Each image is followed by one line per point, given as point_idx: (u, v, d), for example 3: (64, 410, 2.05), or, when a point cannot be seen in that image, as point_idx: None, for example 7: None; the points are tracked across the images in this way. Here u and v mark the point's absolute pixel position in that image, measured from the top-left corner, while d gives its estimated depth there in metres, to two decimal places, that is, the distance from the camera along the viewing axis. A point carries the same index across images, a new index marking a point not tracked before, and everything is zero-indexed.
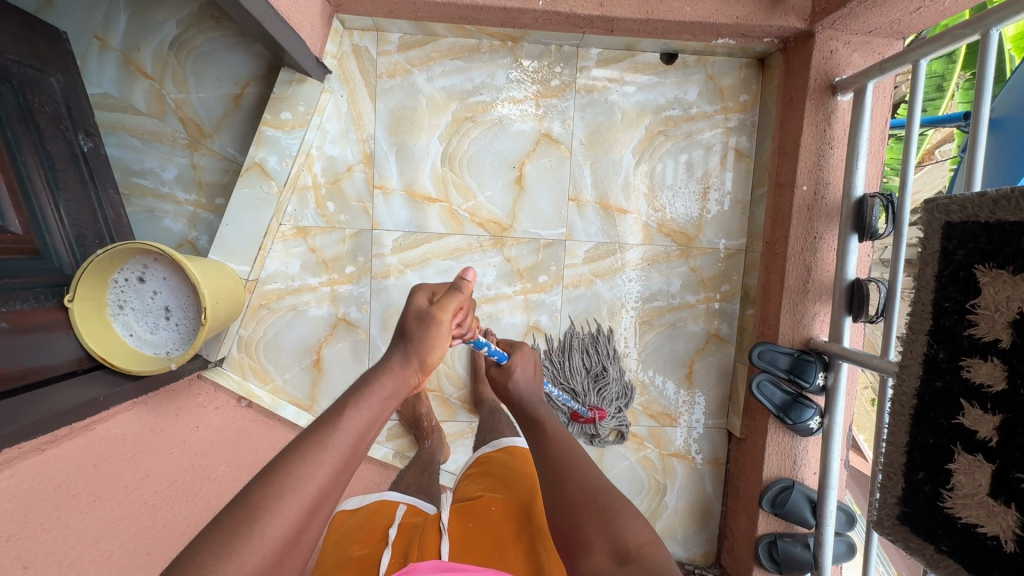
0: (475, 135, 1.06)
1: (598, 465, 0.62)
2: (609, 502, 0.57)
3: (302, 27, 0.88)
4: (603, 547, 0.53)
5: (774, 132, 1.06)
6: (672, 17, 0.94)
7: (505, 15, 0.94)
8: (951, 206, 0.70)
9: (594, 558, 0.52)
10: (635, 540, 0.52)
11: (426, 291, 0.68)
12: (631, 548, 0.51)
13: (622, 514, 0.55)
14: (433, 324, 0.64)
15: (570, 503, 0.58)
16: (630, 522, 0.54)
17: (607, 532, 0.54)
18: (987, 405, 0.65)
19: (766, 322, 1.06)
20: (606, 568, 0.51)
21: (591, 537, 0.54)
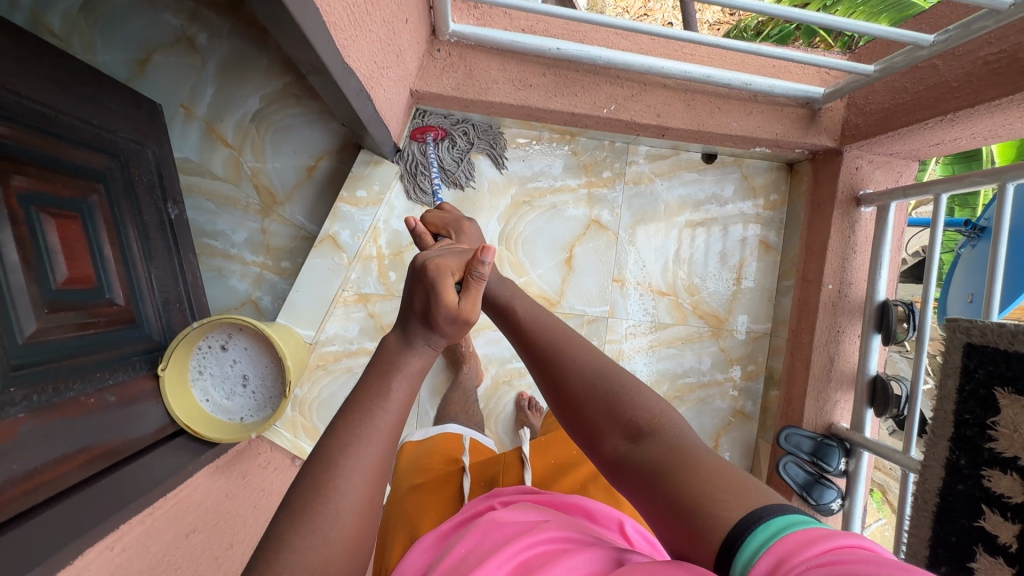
0: (531, 218, 1.14)
1: (586, 341, 0.62)
2: (606, 380, 0.58)
3: (391, 121, 0.96)
4: (616, 428, 0.55)
5: (801, 231, 1.17)
6: (720, 130, 1.05)
7: (571, 118, 1.05)
8: (972, 330, 0.80)
9: (611, 444, 0.55)
10: (644, 414, 0.54)
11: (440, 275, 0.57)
12: (642, 426, 0.54)
13: (623, 386, 0.57)
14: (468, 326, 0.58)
15: (570, 387, 0.60)
16: (635, 397, 0.56)
17: (615, 416, 0.55)
18: (1008, 513, 0.74)
19: (790, 405, 1.15)
20: (625, 450, 0.54)
21: (603, 421, 0.56)
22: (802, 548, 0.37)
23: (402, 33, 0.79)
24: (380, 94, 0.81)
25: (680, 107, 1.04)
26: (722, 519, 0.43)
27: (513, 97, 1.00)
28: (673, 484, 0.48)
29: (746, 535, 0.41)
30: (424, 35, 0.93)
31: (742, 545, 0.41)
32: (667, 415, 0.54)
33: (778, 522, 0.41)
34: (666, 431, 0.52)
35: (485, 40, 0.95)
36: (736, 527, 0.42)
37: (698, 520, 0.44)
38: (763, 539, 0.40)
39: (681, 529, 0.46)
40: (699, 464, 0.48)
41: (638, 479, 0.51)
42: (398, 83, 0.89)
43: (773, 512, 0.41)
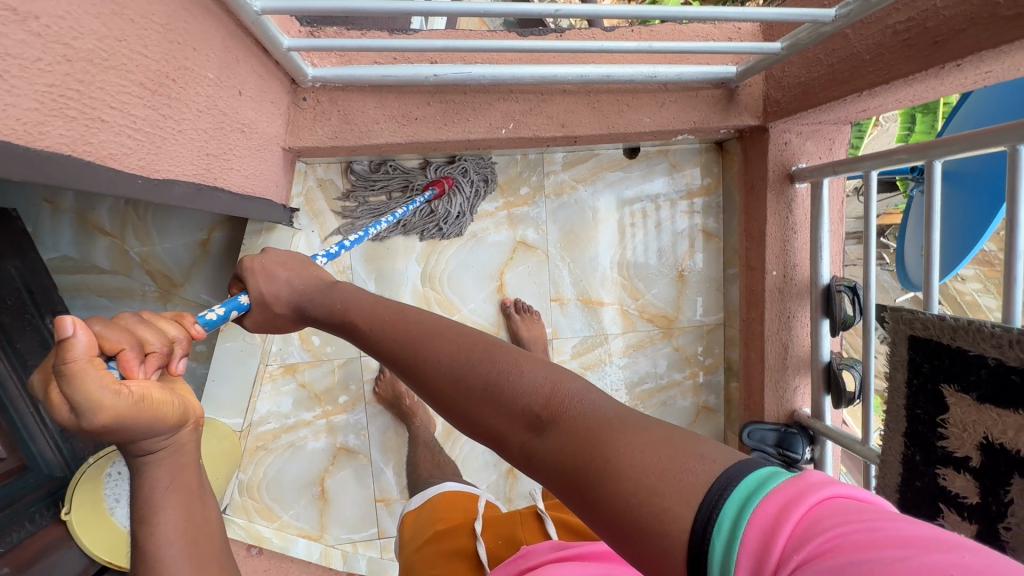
0: (452, 251, 1.07)
1: (442, 332, 0.50)
2: (486, 372, 0.44)
3: (268, 189, 0.87)
4: (514, 425, 0.41)
5: (739, 215, 1.10)
6: (633, 129, 0.96)
7: (469, 144, 0.95)
8: (915, 322, 0.75)
9: (511, 444, 0.41)
10: (539, 399, 0.41)
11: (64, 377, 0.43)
12: (542, 415, 0.40)
13: (507, 371, 0.44)
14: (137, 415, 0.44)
15: (451, 395, 0.46)
16: (519, 383, 0.42)
17: (503, 410, 0.42)
18: (964, 513, 0.70)
19: (750, 396, 1.12)
20: (527, 447, 0.40)
21: (498, 425, 0.42)
22: (785, 520, 0.28)
23: (240, 106, 0.69)
24: (233, 177, 0.72)
25: (586, 112, 0.94)
26: (676, 524, 0.31)
27: (400, 135, 0.90)
28: (597, 492, 0.34)
29: (714, 515, 0.30)
30: (282, 87, 0.83)
31: (712, 536, 0.29)
32: (563, 384, 0.41)
33: (747, 487, 0.30)
34: (572, 413, 0.39)
35: (353, 81, 0.85)
36: (691, 534, 0.30)
37: (647, 535, 0.32)
38: (738, 513, 0.29)
39: (630, 548, 0.33)
40: (618, 450, 0.35)
41: (556, 488, 0.38)
42: (261, 151, 0.80)
43: (738, 478, 0.31)
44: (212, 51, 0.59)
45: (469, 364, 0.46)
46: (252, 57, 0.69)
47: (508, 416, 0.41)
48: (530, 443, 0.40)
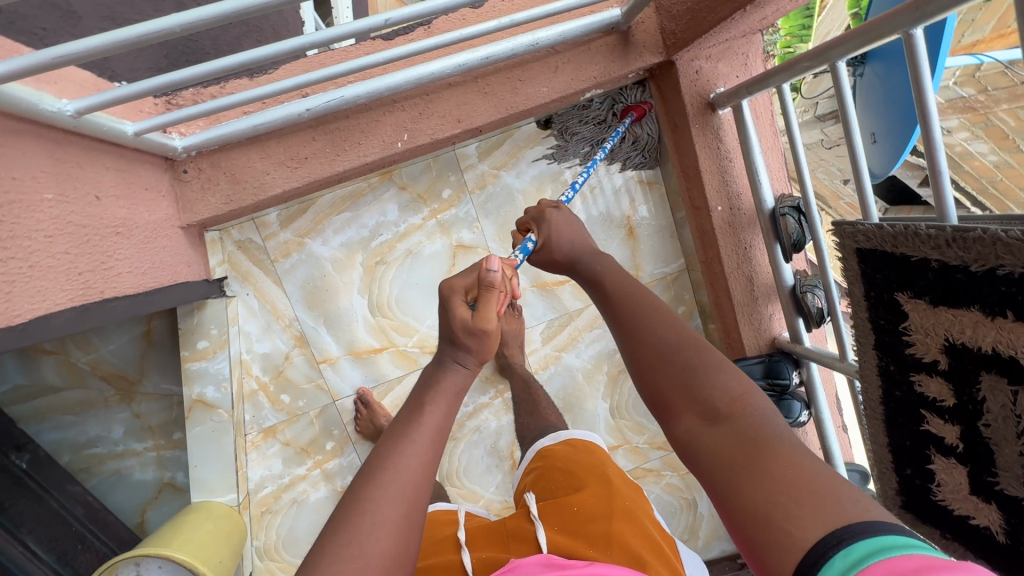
0: (392, 275, 1.04)
1: (667, 315, 0.63)
2: (689, 359, 0.58)
3: (179, 272, 0.84)
4: (692, 411, 0.55)
5: (672, 157, 1.05)
6: (533, 102, 0.91)
7: (371, 166, 0.91)
8: (858, 234, 0.71)
9: (683, 424, 0.55)
10: (724, 401, 0.53)
11: (458, 298, 0.59)
12: (723, 412, 0.53)
13: (707, 369, 0.56)
14: (484, 337, 0.57)
15: (653, 364, 0.60)
16: (720, 381, 0.55)
17: (693, 396, 0.55)
18: (945, 415, 0.69)
19: (729, 335, 1.09)
20: (698, 431, 0.53)
21: (677, 403, 0.57)
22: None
23: (106, 210, 0.66)
24: (126, 279, 0.70)
25: (479, 99, 0.89)
26: (800, 537, 0.41)
27: (296, 179, 0.87)
28: (745, 484, 0.46)
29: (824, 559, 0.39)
30: (158, 169, 0.79)
31: (822, 568, 0.39)
32: (747, 397, 0.53)
33: (863, 545, 0.38)
34: (740, 422, 0.51)
35: (226, 140, 0.80)
36: (815, 545, 0.40)
37: (771, 531, 0.43)
38: (852, 562, 0.37)
39: (749, 532, 0.45)
40: (775, 464, 0.46)
41: (708, 466, 0.51)
42: (154, 241, 0.77)
43: (857, 537, 0.39)
44: (42, 171, 0.56)
45: (689, 347, 0.59)
46: (101, 157, 0.65)
47: (685, 402, 0.55)
48: (704, 429, 0.53)
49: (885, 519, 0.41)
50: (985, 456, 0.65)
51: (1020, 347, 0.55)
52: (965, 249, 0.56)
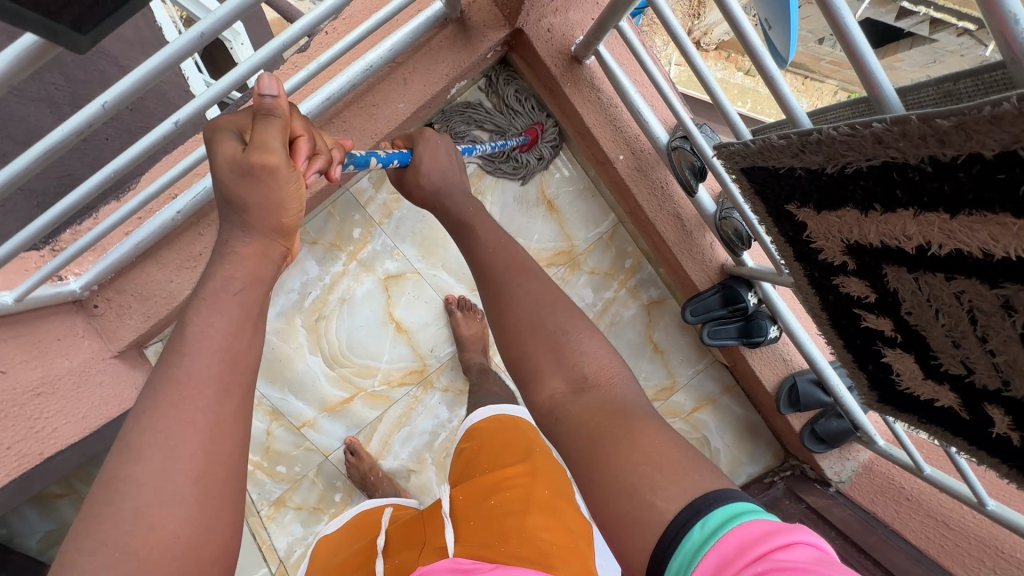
0: (336, 326, 1.06)
1: (540, 279, 0.65)
2: (560, 325, 0.61)
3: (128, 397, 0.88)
4: (558, 376, 0.58)
5: (562, 120, 1.00)
6: (395, 121, 0.88)
7: (267, 237, 0.92)
8: (736, 154, 0.67)
9: (548, 390, 0.58)
10: (590, 370, 0.57)
11: (233, 137, 0.51)
12: (587, 381, 0.56)
13: (574, 337, 0.59)
14: (265, 176, 0.50)
15: (521, 328, 0.61)
16: (583, 352, 0.59)
17: (562, 361, 0.58)
18: (875, 309, 0.65)
19: (678, 275, 1.06)
20: (563, 398, 0.56)
21: (546, 368, 0.58)
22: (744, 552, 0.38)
23: (19, 379, 0.69)
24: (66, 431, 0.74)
25: (342, 139, 0.87)
26: (661, 509, 0.44)
27: (201, 276, 0.88)
28: (613, 453, 0.49)
29: (683, 531, 0.42)
30: (67, 315, 0.82)
31: (681, 540, 0.41)
32: (610, 369, 0.58)
33: (718, 515, 0.41)
34: (605, 394, 0.55)
35: (118, 266, 0.82)
36: (673, 521, 0.42)
37: (637, 505, 0.45)
38: (712, 530, 0.40)
39: (615, 506, 0.46)
40: (639, 435, 0.49)
41: (573, 433, 0.53)
42: (87, 383, 0.80)
43: (717, 504, 0.42)
44: None
45: (554, 313, 0.61)
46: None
47: (556, 366, 0.57)
48: (569, 396, 0.56)
49: (732, 489, 0.44)
50: (921, 342, 0.62)
51: (901, 236, 0.51)
52: (815, 152, 0.52)
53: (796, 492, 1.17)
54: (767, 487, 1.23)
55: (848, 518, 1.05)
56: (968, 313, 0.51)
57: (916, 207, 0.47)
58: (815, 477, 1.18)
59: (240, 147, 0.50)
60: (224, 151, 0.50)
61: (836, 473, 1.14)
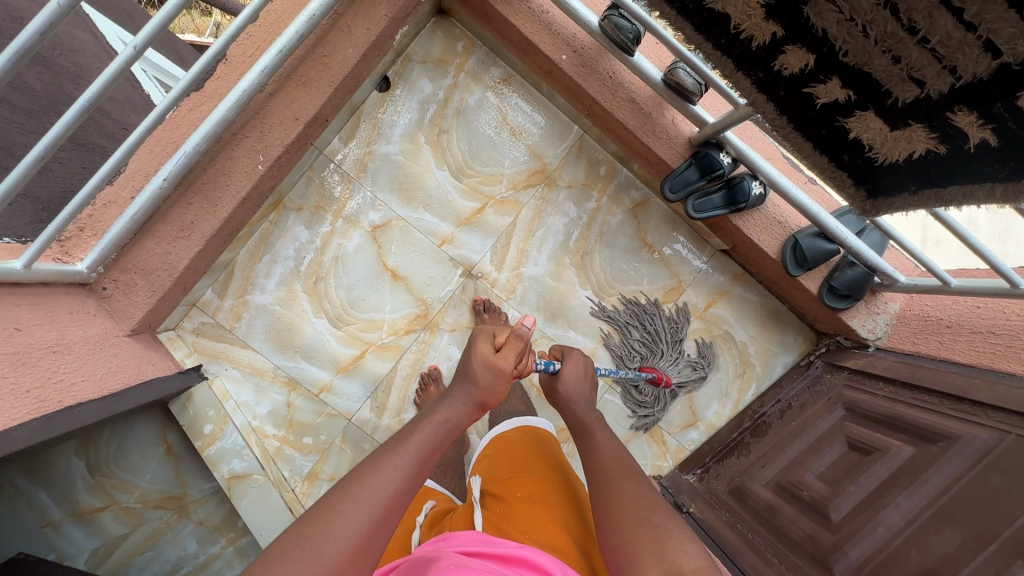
0: (335, 285, 1.09)
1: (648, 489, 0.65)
2: (664, 520, 0.58)
3: (145, 372, 0.91)
4: (656, 566, 0.52)
5: (504, 45, 1.06)
6: (348, 66, 0.95)
7: (252, 199, 0.97)
8: None
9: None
10: (691, 566, 0.52)
11: (488, 338, 0.75)
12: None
13: (677, 535, 0.56)
14: (497, 377, 0.72)
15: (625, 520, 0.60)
16: (686, 550, 0.54)
17: (660, 552, 0.54)
18: (822, 77, 0.65)
19: (652, 163, 1.07)
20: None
21: (646, 556, 0.54)
22: None
23: (32, 336, 0.73)
24: (82, 386, 0.77)
25: (303, 92, 0.94)
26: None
27: (195, 244, 0.93)
28: None
29: None
30: (78, 296, 0.87)
31: None
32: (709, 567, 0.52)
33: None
34: None
35: (117, 244, 0.88)
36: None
37: None
38: None
39: None
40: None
41: None
42: (101, 353, 0.84)
43: None
44: None
45: (658, 510, 0.60)
46: (7, 298, 0.73)
47: (654, 553, 0.54)
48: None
49: None
50: (872, 85, 0.61)
51: None
52: None
53: (834, 363, 1.11)
54: (806, 368, 1.17)
55: (892, 365, 0.99)
56: (889, 7, 0.52)
57: None
58: (851, 344, 1.13)
59: (489, 352, 0.73)
60: (481, 348, 0.74)
61: (869, 330, 1.08)
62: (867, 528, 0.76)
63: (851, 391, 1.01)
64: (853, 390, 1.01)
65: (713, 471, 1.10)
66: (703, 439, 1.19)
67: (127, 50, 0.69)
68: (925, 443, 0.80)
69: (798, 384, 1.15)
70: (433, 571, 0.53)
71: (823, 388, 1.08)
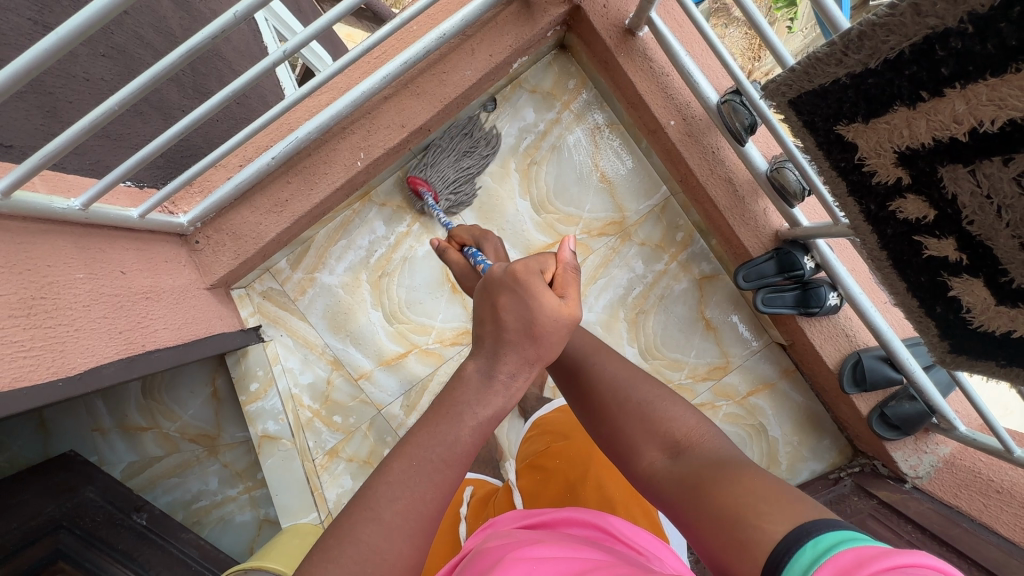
0: (397, 283, 1.14)
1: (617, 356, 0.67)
2: (644, 395, 0.61)
3: (214, 326, 0.98)
4: (654, 446, 0.58)
5: (615, 93, 1.07)
6: (463, 87, 0.98)
7: (343, 190, 1.02)
8: (784, 85, 0.67)
9: (646, 460, 0.58)
10: (681, 433, 0.57)
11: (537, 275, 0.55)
12: (681, 442, 0.57)
13: (664, 407, 0.60)
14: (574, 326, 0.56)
15: (606, 400, 0.63)
16: (673, 416, 0.59)
17: (651, 432, 0.58)
18: (936, 231, 0.64)
19: (731, 244, 1.06)
20: (660, 462, 0.56)
21: (639, 439, 0.59)
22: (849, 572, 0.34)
23: (132, 281, 0.80)
24: (163, 333, 0.84)
25: (415, 102, 0.97)
26: (768, 532, 0.42)
27: (285, 221, 0.99)
28: (714, 495, 0.48)
29: (789, 554, 0.39)
30: (175, 246, 0.94)
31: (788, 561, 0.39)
32: (700, 428, 0.58)
33: (829, 537, 0.38)
34: (701, 456, 0.54)
35: (219, 206, 0.94)
36: (782, 540, 0.41)
37: (744, 533, 0.43)
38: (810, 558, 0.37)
39: (731, 543, 0.44)
40: (742, 475, 0.49)
41: (677, 488, 0.53)
42: (182, 303, 0.91)
43: (822, 529, 0.39)
44: (70, 258, 0.70)
45: (637, 383, 0.63)
46: (119, 241, 0.81)
47: (651, 434, 0.58)
48: (667, 462, 0.56)
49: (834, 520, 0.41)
50: (988, 256, 0.59)
51: (951, 123, 0.52)
52: (858, 50, 0.56)
53: (865, 488, 1.09)
54: (833, 483, 1.15)
55: (926, 512, 0.96)
56: None
57: (962, 81, 0.50)
58: (888, 473, 1.09)
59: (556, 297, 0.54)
60: (546, 296, 0.54)
61: (911, 466, 1.04)
62: None
63: (876, 524, 0.98)
64: (877, 523, 0.98)
65: None
66: None
67: (277, 52, 0.74)
68: None
69: (821, 496, 1.12)
70: (482, 551, 0.50)
71: (846, 509, 1.06)
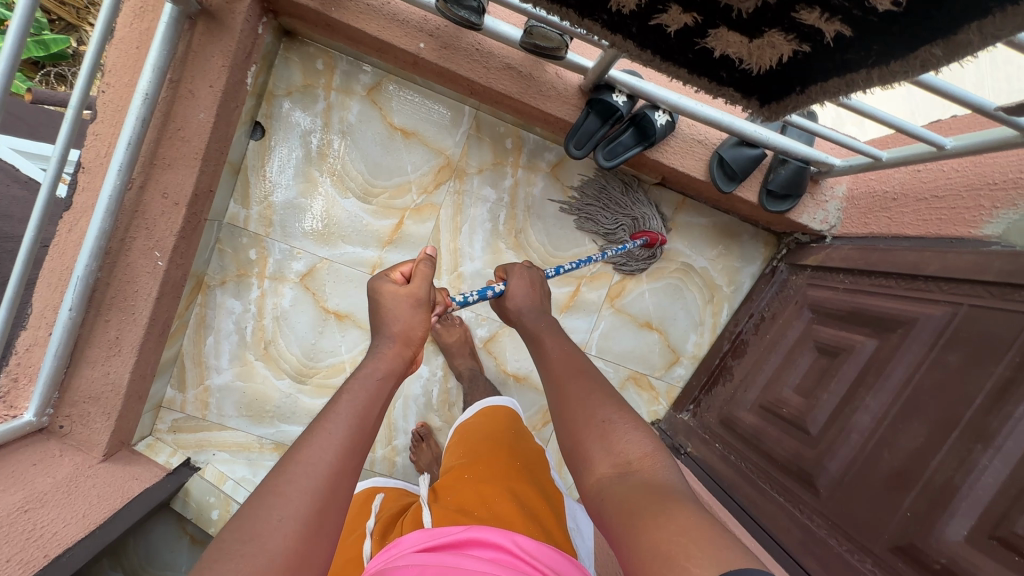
0: (285, 343, 1.09)
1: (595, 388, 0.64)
2: (610, 415, 0.59)
3: (130, 487, 0.92)
4: (605, 462, 0.54)
5: (360, 50, 1.00)
6: (206, 131, 0.90)
7: (166, 294, 0.95)
8: None
9: (597, 475, 0.53)
10: (636, 455, 0.53)
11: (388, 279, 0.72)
12: (632, 464, 0.52)
13: (621, 426, 0.57)
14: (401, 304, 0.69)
15: (576, 416, 0.61)
16: (630, 441, 0.55)
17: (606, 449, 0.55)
18: (662, 5, 0.58)
19: (551, 122, 1.01)
20: (608, 481, 0.52)
21: (594, 450, 0.55)
22: None
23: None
24: (66, 530, 0.78)
25: (173, 173, 0.89)
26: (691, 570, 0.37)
27: (130, 356, 0.93)
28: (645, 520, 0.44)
29: None
30: (40, 443, 0.88)
31: None
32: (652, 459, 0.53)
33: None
34: (647, 479, 0.50)
35: (55, 382, 0.88)
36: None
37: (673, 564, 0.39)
38: None
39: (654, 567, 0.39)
40: (681, 510, 0.44)
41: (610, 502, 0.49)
42: (78, 490, 0.85)
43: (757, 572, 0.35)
44: None
45: (607, 406, 0.60)
46: None
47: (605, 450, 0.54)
48: (615, 478, 0.51)
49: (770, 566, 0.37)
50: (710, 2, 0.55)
51: None
52: None
53: (796, 263, 1.08)
54: (771, 276, 1.14)
55: (848, 254, 0.95)
56: None
57: None
58: (810, 239, 1.09)
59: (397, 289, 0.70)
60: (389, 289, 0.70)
61: (822, 221, 1.03)
62: (842, 436, 0.76)
63: (815, 291, 0.98)
64: (816, 289, 0.98)
65: (704, 403, 1.11)
66: (690, 372, 1.19)
67: None
68: (887, 334, 0.78)
69: (767, 294, 1.12)
70: None
71: (789, 293, 1.06)
